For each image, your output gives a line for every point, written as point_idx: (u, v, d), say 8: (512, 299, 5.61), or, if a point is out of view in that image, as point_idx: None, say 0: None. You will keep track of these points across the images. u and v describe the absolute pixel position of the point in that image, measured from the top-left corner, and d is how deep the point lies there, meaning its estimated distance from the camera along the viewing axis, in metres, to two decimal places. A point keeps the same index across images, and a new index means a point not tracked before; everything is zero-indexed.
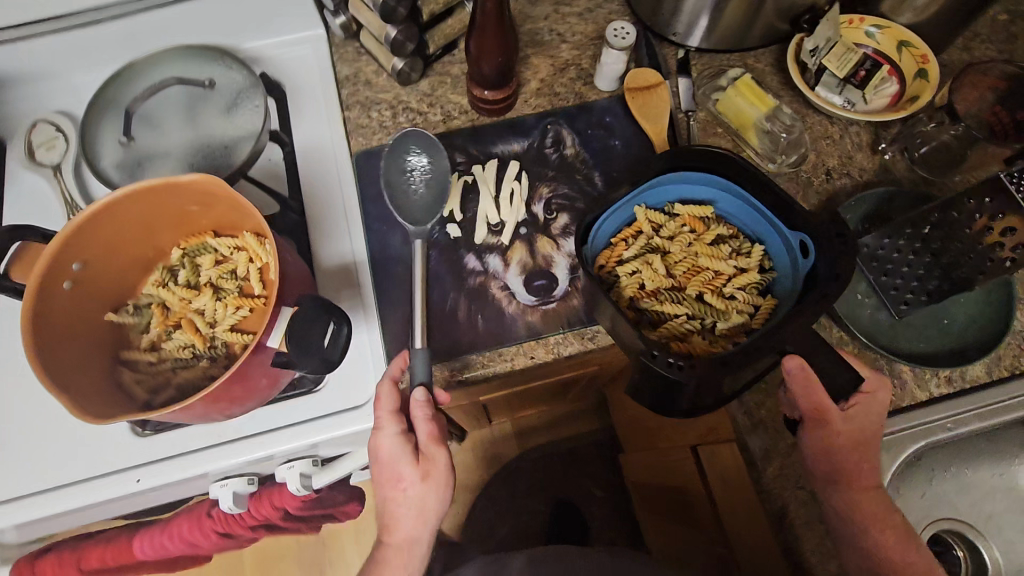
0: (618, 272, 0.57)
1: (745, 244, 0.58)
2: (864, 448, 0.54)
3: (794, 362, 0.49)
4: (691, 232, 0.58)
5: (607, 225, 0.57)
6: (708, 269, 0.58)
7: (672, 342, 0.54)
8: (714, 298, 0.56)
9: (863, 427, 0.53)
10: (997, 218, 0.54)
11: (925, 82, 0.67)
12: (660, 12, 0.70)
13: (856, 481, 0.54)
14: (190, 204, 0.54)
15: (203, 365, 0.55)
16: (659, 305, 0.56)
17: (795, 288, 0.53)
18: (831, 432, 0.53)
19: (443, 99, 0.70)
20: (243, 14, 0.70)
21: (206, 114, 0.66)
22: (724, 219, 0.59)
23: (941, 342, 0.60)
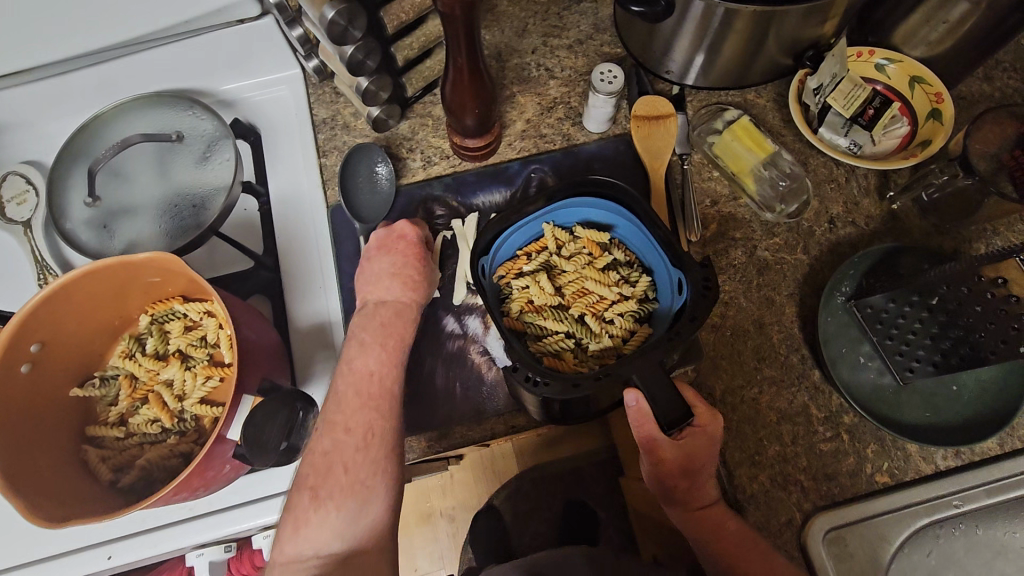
0: (514, 286, 0.54)
1: (635, 272, 0.55)
2: (698, 476, 0.49)
3: (633, 395, 0.45)
4: (587, 256, 0.55)
5: (510, 239, 0.54)
6: (593, 294, 0.54)
7: (545, 360, 0.51)
8: (592, 321, 0.53)
9: (694, 458, 0.48)
10: (1001, 282, 0.51)
11: (938, 124, 0.63)
12: (652, 48, 0.66)
13: (698, 507, 0.50)
14: (152, 276, 0.52)
15: (170, 441, 0.53)
16: (542, 321, 0.53)
17: (668, 320, 0.50)
18: (660, 464, 0.48)
19: (424, 143, 0.67)
20: (216, 55, 0.67)
21: (178, 168, 0.64)
22: (623, 246, 0.56)
23: (948, 414, 0.56)
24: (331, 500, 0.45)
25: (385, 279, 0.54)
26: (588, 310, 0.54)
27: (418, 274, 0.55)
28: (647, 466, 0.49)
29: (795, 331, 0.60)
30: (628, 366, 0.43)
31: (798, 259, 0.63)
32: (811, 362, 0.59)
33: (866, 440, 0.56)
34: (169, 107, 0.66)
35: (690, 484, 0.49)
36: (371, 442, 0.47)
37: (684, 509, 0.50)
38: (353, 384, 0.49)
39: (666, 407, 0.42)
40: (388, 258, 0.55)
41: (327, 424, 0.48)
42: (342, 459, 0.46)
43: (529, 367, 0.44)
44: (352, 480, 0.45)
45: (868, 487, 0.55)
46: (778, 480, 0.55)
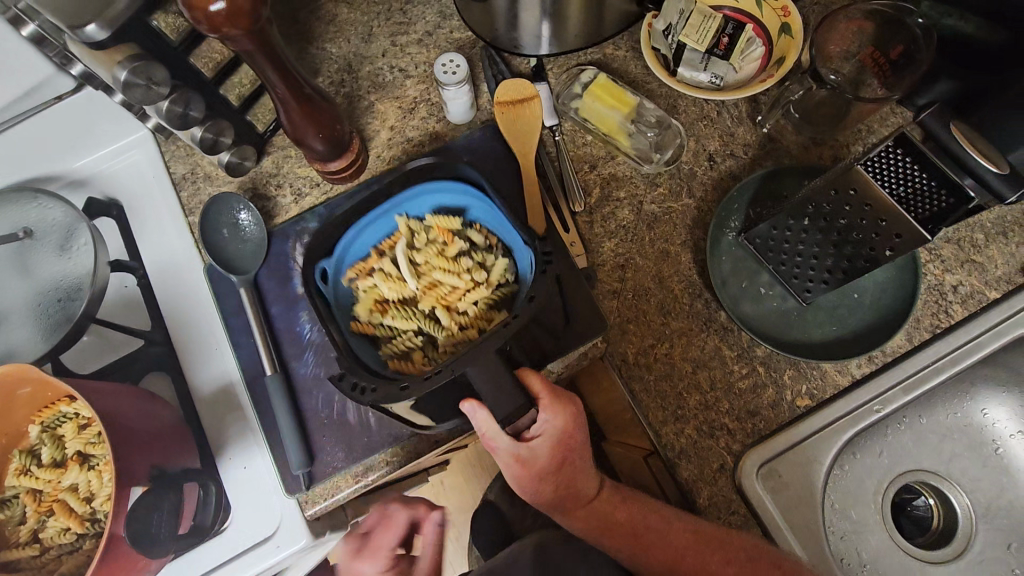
0: (361, 288, 0.53)
1: (491, 255, 0.53)
2: (563, 470, 0.49)
3: (469, 404, 0.45)
4: (439, 244, 0.53)
5: (360, 239, 0.53)
6: (443, 284, 0.53)
7: (392, 364, 0.49)
8: (441, 314, 0.52)
9: (558, 453, 0.48)
10: (852, 194, 0.48)
11: (790, 39, 0.62)
12: (497, 25, 0.64)
13: (588, 501, 0.51)
14: (21, 387, 0.50)
15: (88, 545, 0.52)
16: (390, 322, 0.52)
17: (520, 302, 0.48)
18: (527, 468, 0.48)
19: (291, 176, 0.64)
20: (54, 136, 0.64)
21: (40, 262, 0.61)
22: (479, 227, 0.54)
23: (855, 321, 0.56)
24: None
25: None
26: (439, 303, 0.52)
27: None
28: (510, 478, 0.49)
29: (694, 277, 0.59)
30: (464, 360, 0.42)
31: (685, 205, 0.62)
32: (715, 305, 0.58)
33: (782, 367, 0.56)
34: (16, 200, 0.62)
35: (559, 481, 0.50)
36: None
37: (567, 508, 0.51)
38: None
39: (503, 404, 0.43)
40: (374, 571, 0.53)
41: None
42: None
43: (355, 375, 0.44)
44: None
45: (792, 413, 0.56)
46: (704, 428, 0.55)
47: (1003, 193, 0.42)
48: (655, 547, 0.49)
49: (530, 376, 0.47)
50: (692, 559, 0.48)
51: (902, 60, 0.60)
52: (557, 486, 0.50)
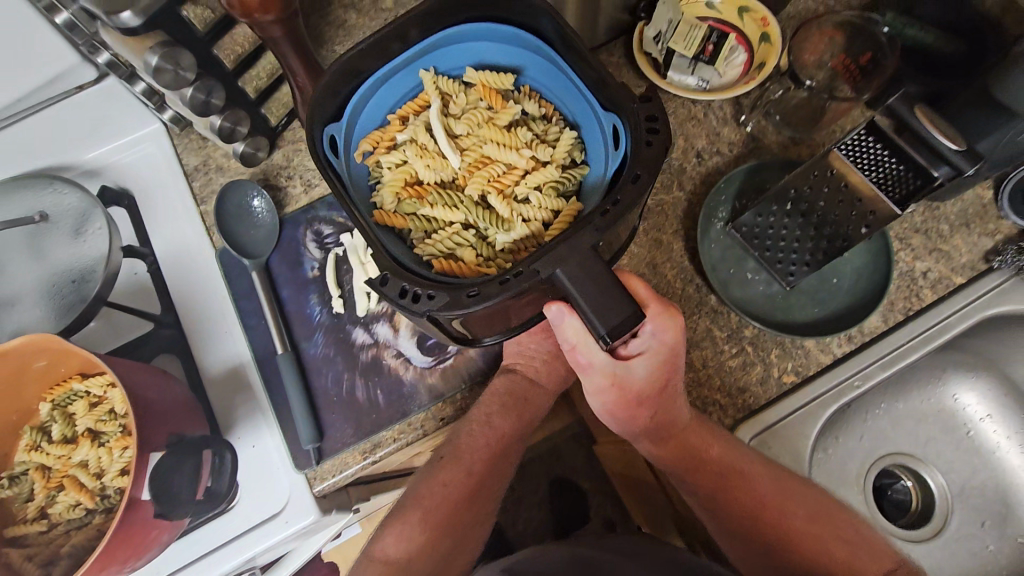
0: (388, 164, 0.55)
1: (550, 126, 0.57)
2: (660, 392, 0.53)
3: (557, 306, 0.47)
4: (487, 109, 0.58)
5: (381, 104, 0.55)
6: (496, 160, 0.57)
7: (436, 260, 0.52)
8: (499, 192, 0.56)
9: (657, 380, 0.52)
10: (835, 172, 0.56)
11: (770, 46, 0.67)
12: None
13: (675, 432, 0.56)
14: (37, 360, 0.51)
15: (98, 520, 0.52)
16: (429, 208, 0.55)
17: (597, 189, 0.51)
18: (625, 389, 0.52)
19: (302, 167, 0.67)
20: (69, 126, 0.66)
21: (52, 246, 0.63)
22: (532, 89, 0.58)
23: (834, 303, 0.61)
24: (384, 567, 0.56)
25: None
26: (490, 180, 0.57)
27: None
28: (610, 398, 0.54)
29: (686, 263, 0.63)
30: (551, 263, 0.42)
31: (675, 197, 0.66)
32: (706, 289, 0.62)
33: (768, 347, 0.60)
34: (30, 186, 0.64)
35: (654, 408, 0.54)
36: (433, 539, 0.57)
37: (658, 434, 0.56)
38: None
39: (608, 314, 0.42)
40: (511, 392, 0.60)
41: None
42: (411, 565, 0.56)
43: (410, 282, 0.43)
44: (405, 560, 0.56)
45: (779, 389, 0.59)
46: (697, 403, 0.59)
47: (962, 167, 0.50)
48: (736, 481, 0.56)
49: (631, 282, 0.51)
50: (773, 498, 0.55)
51: (871, 66, 0.66)
52: (650, 413, 0.55)
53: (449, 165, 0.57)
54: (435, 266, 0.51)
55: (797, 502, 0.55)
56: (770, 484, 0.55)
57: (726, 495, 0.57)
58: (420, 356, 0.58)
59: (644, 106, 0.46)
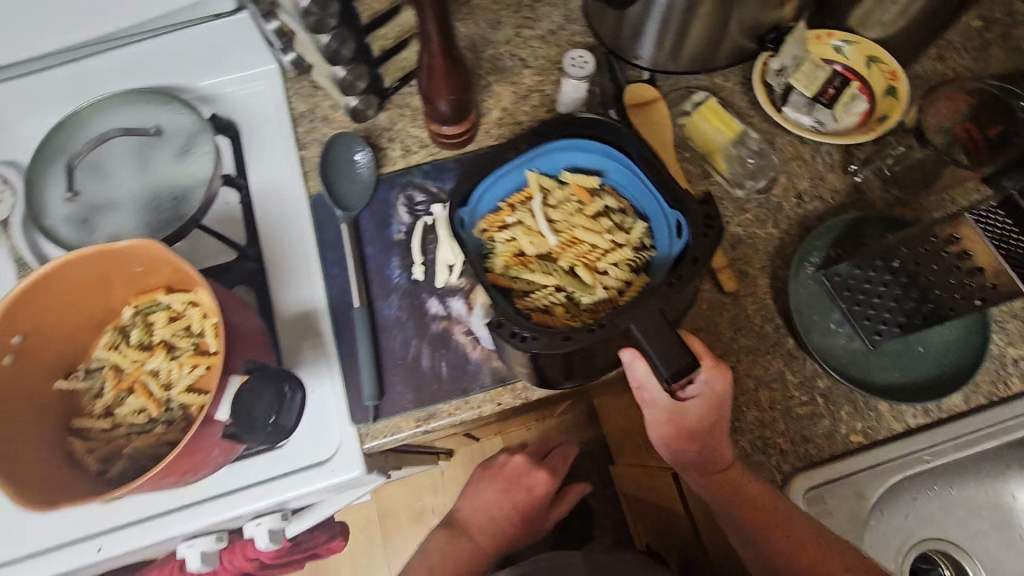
0: (498, 241, 0.55)
1: (629, 219, 0.55)
2: (711, 431, 0.54)
3: (630, 353, 0.49)
4: (576, 203, 0.56)
5: (491, 189, 0.55)
6: (585, 242, 0.55)
7: (533, 316, 0.52)
8: (584, 271, 0.54)
9: (705, 420, 0.53)
10: (957, 240, 0.54)
11: (895, 101, 0.66)
12: (622, 34, 0.69)
13: (716, 471, 0.55)
14: (134, 265, 0.53)
15: (159, 430, 0.53)
16: (530, 275, 0.54)
17: (667, 265, 0.51)
18: (672, 423, 0.54)
19: (403, 133, 0.68)
20: (193, 51, 0.68)
21: (157, 162, 0.64)
22: (614, 190, 0.57)
23: (917, 372, 0.59)
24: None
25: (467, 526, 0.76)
26: (580, 260, 0.55)
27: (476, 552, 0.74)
28: (661, 437, 0.56)
29: (768, 302, 0.62)
30: (627, 317, 0.46)
31: (768, 234, 0.65)
32: (784, 332, 0.61)
33: (840, 402, 0.59)
34: (147, 100, 0.66)
35: (704, 444, 0.54)
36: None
37: (703, 471, 0.56)
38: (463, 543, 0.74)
39: (669, 360, 0.44)
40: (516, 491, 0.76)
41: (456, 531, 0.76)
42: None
43: (516, 324, 0.47)
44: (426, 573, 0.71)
45: (843, 447, 0.58)
46: (756, 443, 0.58)
47: None
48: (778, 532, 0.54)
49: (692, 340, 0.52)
50: (815, 545, 0.54)
51: (997, 139, 0.65)
52: (693, 453, 0.55)
53: (546, 245, 0.56)
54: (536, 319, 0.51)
55: (840, 560, 0.54)
56: (810, 531, 0.54)
57: (769, 545, 0.54)
58: (490, 336, 0.59)
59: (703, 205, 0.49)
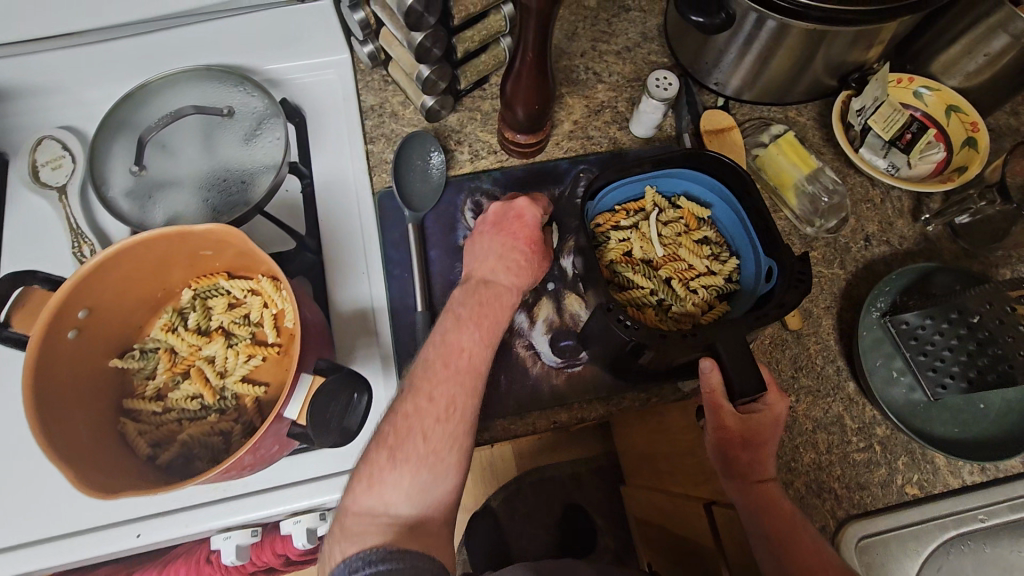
0: (611, 236, 0.57)
1: (725, 253, 0.58)
2: (759, 448, 0.51)
3: (709, 364, 0.47)
4: (683, 226, 0.58)
5: (615, 190, 0.57)
6: (683, 262, 0.57)
7: (629, 309, 0.54)
8: (678, 285, 0.56)
9: (758, 431, 0.50)
10: None
11: (973, 151, 0.65)
12: (702, 59, 0.68)
13: (755, 482, 0.51)
14: (204, 248, 0.51)
15: (211, 419, 0.52)
16: (632, 274, 0.56)
17: (753, 302, 0.53)
18: (725, 431, 0.50)
19: (473, 136, 0.68)
20: (269, 33, 0.66)
21: (224, 142, 0.63)
22: (716, 225, 0.59)
23: (977, 430, 0.58)
24: (410, 462, 0.45)
25: (491, 259, 0.55)
26: (676, 276, 0.57)
27: (522, 262, 0.55)
28: (710, 438, 0.51)
29: (831, 343, 0.61)
30: (714, 334, 0.46)
31: (834, 274, 0.64)
32: (845, 375, 0.60)
33: (897, 452, 0.58)
34: (219, 80, 0.65)
35: (752, 458, 0.50)
36: (462, 391, 0.48)
37: (743, 483, 0.51)
38: (425, 392, 0.48)
39: (746, 381, 0.46)
40: (500, 240, 0.56)
41: (413, 387, 0.48)
42: (422, 425, 0.46)
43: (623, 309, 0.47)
44: (429, 451, 0.46)
45: (899, 498, 0.57)
46: (811, 487, 0.57)
47: None
48: (811, 558, 0.49)
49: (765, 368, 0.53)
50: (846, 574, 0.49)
51: None
52: (737, 460, 0.51)
53: (651, 253, 0.57)
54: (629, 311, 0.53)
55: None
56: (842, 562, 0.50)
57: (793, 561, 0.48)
58: (551, 355, 0.58)
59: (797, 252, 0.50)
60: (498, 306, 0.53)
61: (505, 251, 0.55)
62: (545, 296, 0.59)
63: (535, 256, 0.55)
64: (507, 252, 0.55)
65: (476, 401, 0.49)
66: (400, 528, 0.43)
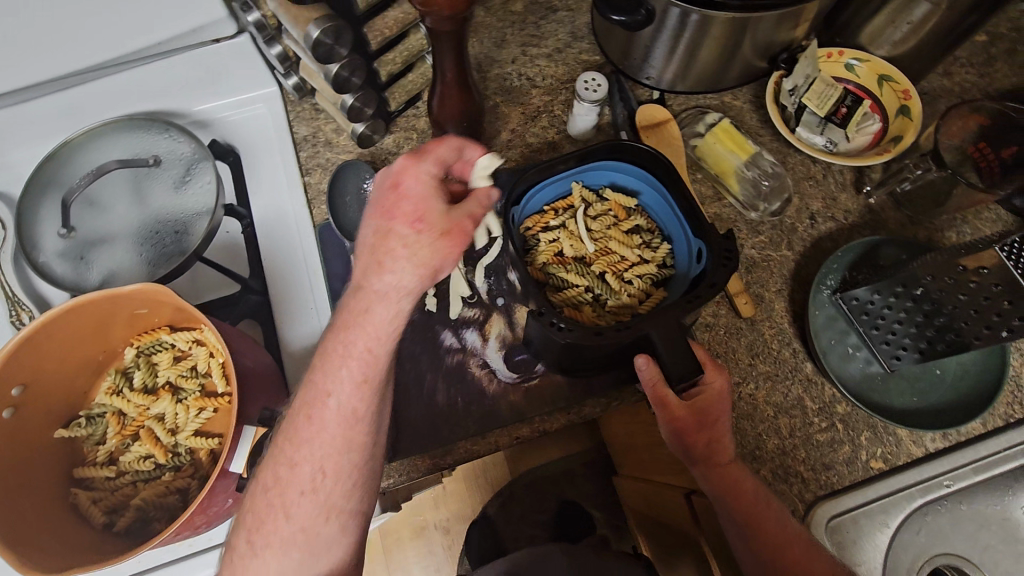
0: (541, 238, 0.56)
1: (657, 239, 0.58)
2: (713, 428, 0.50)
3: (643, 359, 0.49)
4: (613, 218, 0.58)
5: (539, 193, 0.56)
6: (616, 254, 0.57)
7: (564, 309, 0.53)
8: (612, 278, 0.56)
9: (707, 411, 0.50)
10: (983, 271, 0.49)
11: (908, 120, 0.65)
12: (631, 54, 0.68)
13: (717, 464, 0.51)
14: (138, 307, 0.50)
15: (166, 478, 0.51)
16: (564, 274, 0.55)
17: (686, 285, 0.53)
18: (675, 419, 0.50)
19: (410, 157, 0.67)
20: (191, 74, 0.65)
21: (155, 192, 0.62)
22: (646, 211, 0.58)
23: (934, 396, 0.58)
24: (272, 550, 0.43)
25: (366, 256, 0.42)
26: (609, 269, 0.57)
27: (409, 242, 0.41)
28: (664, 427, 0.51)
29: (785, 326, 0.62)
30: (648, 323, 0.47)
31: (783, 256, 0.64)
32: (802, 356, 0.61)
33: (859, 427, 0.58)
34: (144, 128, 0.63)
35: (709, 437, 0.50)
36: (334, 451, 0.43)
37: (705, 465, 0.51)
38: (283, 461, 0.43)
39: (679, 365, 0.47)
40: (373, 221, 0.43)
41: (272, 454, 0.44)
42: (282, 503, 0.43)
43: (555, 313, 0.48)
44: (293, 533, 0.43)
45: (865, 473, 0.57)
46: (777, 473, 0.57)
47: None
48: (770, 533, 0.49)
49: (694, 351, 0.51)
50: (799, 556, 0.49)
51: (1013, 160, 0.64)
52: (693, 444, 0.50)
53: (583, 250, 0.57)
54: (564, 312, 0.52)
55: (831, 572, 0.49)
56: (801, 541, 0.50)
57: (769, 541, 0.49)
58: (505, 371, 0.57)
59: (728, 239, 0.50)
60: (373, 330, 0.42)
61: (381, 241, 0.42)
62: (496, 314, 0.59)
63: (431, 237, 0.41)
64: (385, 241, 0.42)
65: (356, 454, 0.44)
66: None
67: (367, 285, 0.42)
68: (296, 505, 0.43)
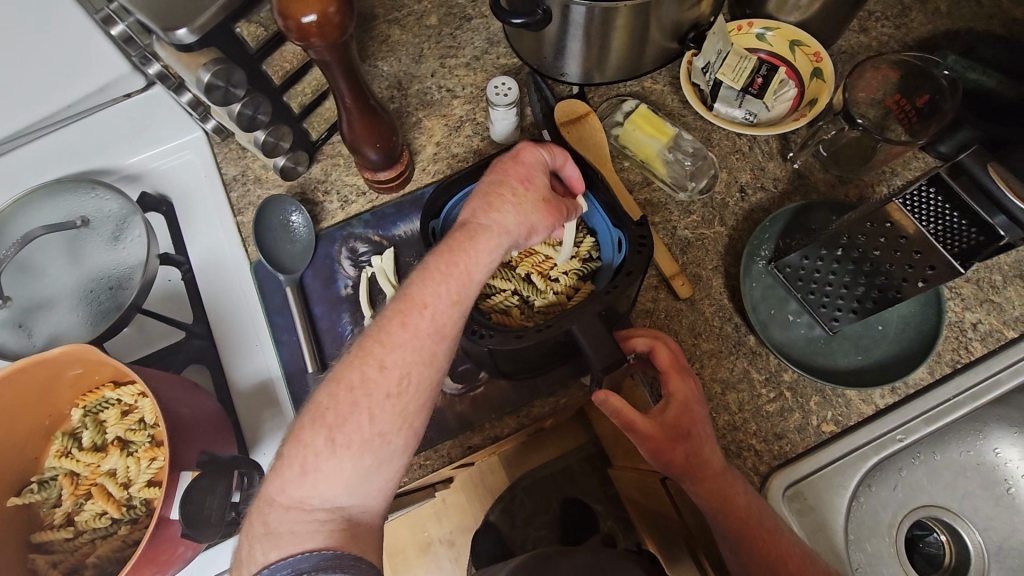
0: None
1: (580, 233, 0.58)
2: (690, 439, 0.50)
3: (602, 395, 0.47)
4: None
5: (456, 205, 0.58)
6: (539, 254, 0.58)
7: (492, 316, 0.54)
8: (537, 279, 0.57)
9: (677, 423, 0.49)
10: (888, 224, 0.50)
11: (822, 82, 0.65)
12: (544, 54, 0.68)
13: (704, 477, 0.49)
14: (71, 369, 0.50)
15: (123, 531, 0.52)
16: (490, 281, 0.56)
17: (609, 275, 0.54)
18: (650, 438, 0.49)
19: (339, 182, 0.67)
20: (110, 130, 0.66)
21: (90, 251, 0.62)
22: None
23: (878, 353, 0.58)
24: (350, 448, 0.41)
25: (480, 199, 0.47)
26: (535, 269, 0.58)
27: (515, 195, 0.47)
28: (642, 449, 0.50)
29: (725, 301, 0.62)
30: (568, 319, 0.47)
31: (716, 232, 0.64)
32: (745, 329, 0.61)
33: (808, 394, 0.59)
34: (71, 190, 0.64)
35: (688, 451, 0.49)
36: (424, 361, 0.43)
37: (694, 482, 0.49)
38: (373, 361, 0.42)
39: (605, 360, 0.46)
40: (496, 176, 0.49)
41: (363, 353, 0.43)
42: (366, 403, 0.41)
43: (476, 322, 0.50)
44: (374, 433, 0.41)
45: (817, 438, 0.58)
46: (732, 448, 0.57)
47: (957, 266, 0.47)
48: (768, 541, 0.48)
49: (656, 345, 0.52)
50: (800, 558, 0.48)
51: (927, 108, 0.64)
52: (675, 461, 0.49)
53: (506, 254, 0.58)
54: (491, 318, 0.53)
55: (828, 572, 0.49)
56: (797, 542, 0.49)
57: (766, 555, 0.48)
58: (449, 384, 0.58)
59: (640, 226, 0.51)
60: (477, 257, 0.45)
61: (492, 191, 0.47)
62: None
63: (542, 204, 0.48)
64: (498, 193, 0.47)
65: (435, 372, 0.44)
66: (332, 526, 0.40)
67: (477, 221, 0.46)
68: (380, 407, 0.41)
